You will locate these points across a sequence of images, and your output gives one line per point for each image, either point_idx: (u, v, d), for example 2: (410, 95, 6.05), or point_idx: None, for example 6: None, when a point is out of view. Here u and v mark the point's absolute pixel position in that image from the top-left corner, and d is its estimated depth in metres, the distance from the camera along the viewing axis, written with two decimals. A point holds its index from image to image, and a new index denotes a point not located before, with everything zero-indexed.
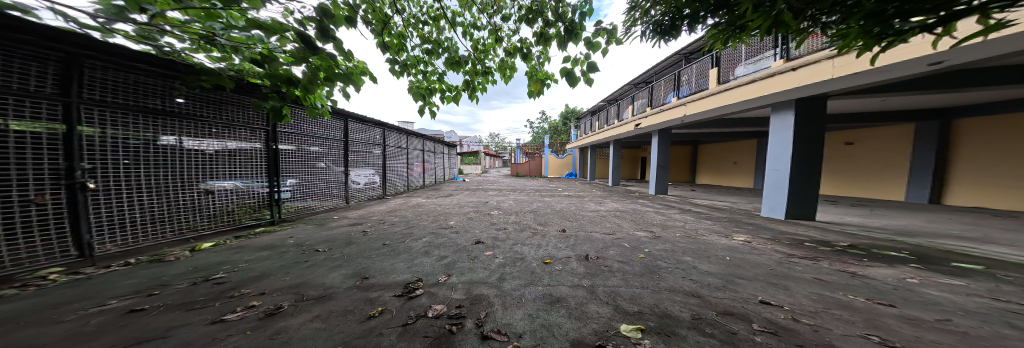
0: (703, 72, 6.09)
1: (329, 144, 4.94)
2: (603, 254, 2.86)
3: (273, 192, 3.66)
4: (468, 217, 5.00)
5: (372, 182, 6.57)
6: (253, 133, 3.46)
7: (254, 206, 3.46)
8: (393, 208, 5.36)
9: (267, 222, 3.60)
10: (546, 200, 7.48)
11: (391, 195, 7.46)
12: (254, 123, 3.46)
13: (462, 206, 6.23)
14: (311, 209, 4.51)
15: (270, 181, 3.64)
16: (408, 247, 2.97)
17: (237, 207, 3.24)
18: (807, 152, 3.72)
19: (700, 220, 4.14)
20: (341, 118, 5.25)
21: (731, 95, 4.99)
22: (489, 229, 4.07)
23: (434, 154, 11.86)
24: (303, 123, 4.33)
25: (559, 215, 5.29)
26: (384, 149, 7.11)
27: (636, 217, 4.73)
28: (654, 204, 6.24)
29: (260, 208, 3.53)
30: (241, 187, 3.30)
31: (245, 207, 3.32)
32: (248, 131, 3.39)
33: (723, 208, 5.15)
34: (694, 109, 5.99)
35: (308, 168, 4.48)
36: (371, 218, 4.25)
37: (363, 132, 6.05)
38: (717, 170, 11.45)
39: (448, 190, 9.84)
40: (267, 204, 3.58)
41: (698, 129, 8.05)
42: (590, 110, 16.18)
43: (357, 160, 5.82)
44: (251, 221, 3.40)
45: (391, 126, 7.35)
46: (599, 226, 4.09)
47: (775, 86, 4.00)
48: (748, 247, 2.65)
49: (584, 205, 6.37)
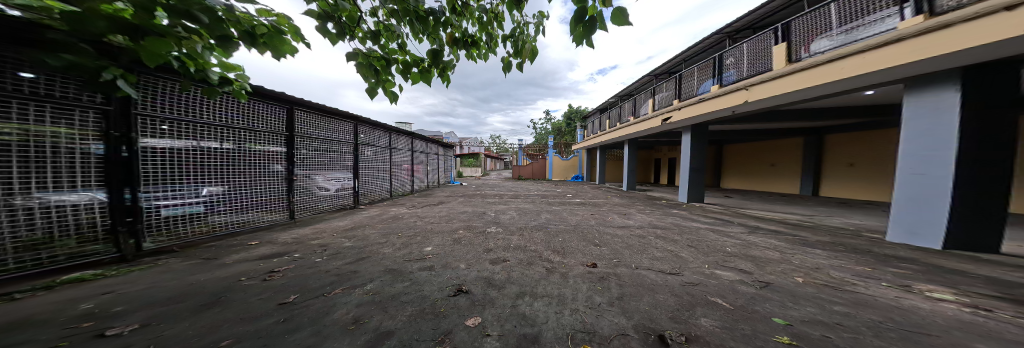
0: (759, 50, 4.84)
1: (264, 137, 3.69)
2: (692, 328, 1.48)
3: (123, 211, 2.25)
4: (455, 238, 3.64)
5: (339, 186, 5.32)
6: (97, 118, 2.13)
7: (78, 236, 2.04)
8: (357, 223, 4.03)
9: (112, 259, 2.18)
10: (556, 210, 6.09)
11: (366, 204, 6.18)
12: (76, 99, 2.04)
13: (451, 219, 4.90)
14: (224, 229, 3.15)
15: (114, 193, 2.22)
16: (327, 309, 1.62)
17: (27, 240, 1.82)
18: (992, 147, 2.40)
19: (798, 245, 2.75)
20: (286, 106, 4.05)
21: (818, 74, 3.59)
22: (480, 262, 2.71)
23: (426, 156, 10.61)
24: (214, 108, 3.09)
25: (579, 234, 3.89)
26: (358, 146, 5.90)
27: (692, 237, 3.33)
28: (698, 215, 4.82)
29: (93, 239, 2.11)
30: (45, 206, 1.89)
31: (48, 239, 1.91)
32: (62, 112, 1.97)
33: (806, 225, 3.73)
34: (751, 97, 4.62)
35: (224, 169, 3.21)
36: (309, 239, 2.93)
37: (322, 125, 4.85)
38: (747, 175, 10.01)
39: (441, 196, 8.51)
40: (107, 231, 2.17)
41: (735, 126, 6.77)
42: (601, 109, 15.04)
43: (313, 160, 4.61)
44: (79, 258, 2.03)
45: (365, 119, 6.11)
46: (647, 256, 2.70)
47: (941, 46, 2.40)
48: (1020, 332, 1.25)
49: (606, 218, 5.00)
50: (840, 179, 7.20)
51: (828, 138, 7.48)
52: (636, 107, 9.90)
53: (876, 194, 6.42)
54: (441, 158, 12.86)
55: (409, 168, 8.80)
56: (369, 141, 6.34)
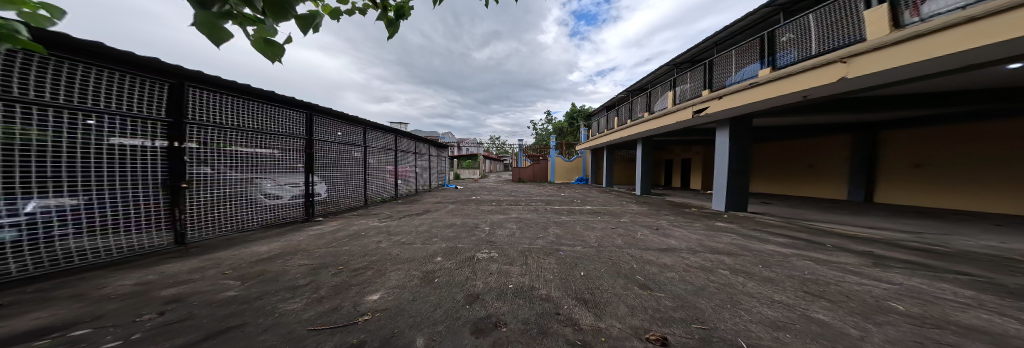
0: (836, 19, 3.75)
1: (143, 126, 2.55)
2: None
3: None
4: (424, 273, 2.43)
5: (288, 194, 4.20)
6: None
7: None
8: (292, 243, 2.84)
9: None
10: (566, 222, 4.88)
11: (325, 215, 4.96)
12: None
13: (431, 236, 3.70)
14: (33, 265, 1.92)
15: None
16: None
17: None
18: None
19: (1015, 300, 1.56)
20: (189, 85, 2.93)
21: (960, 38, 2.41)
22: (457, 331, 1.53)
23: (415, 157, 9.42)
24: (34, 76, 1.96)
25: (608, 266, 2.69)
26: (317, 143, 4.78)
27: (793, 271, 2.15)
28: (757, 231, 3.63)
29: None
30: None
31: None
32: None
33: (942, 252, 2.56)
34: (827, 79, 3.48)
35: (65, 170, 2.08)
36: (167, 287, 1.72)
37: (256, 115, 3.72)
38: (780, 177, 8.97)
39: (428, 203, 7.30)
40: None
41: (780, 120, 5.73)
42: (608, 106, 13.98)
43: (239, 159, 3.48)
44: None
45: (322, 109, 4.88)
46: (755, 320, 1.50)
47: None
48: None
49: (635, 235, 3.81)
50: (905, 182, 6.19)
51: (881, 135, 6.53)
52: (652, 101, 8.85)
53: (964, 200, 5.40)
54: (432, 159, 11.71)
55: (391, 170, 7.63)
56: (328, 137, 5.11)
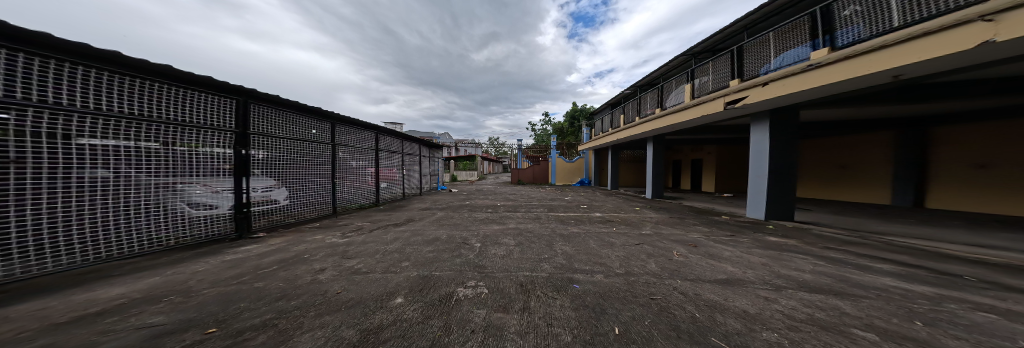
0: None
1: None
2: None
3: None
4: (362, 335, 1.47)
5: (211, 204, 3.28)
6: None
7: None
8: (179, 277, 1.88)
9: None
10: (575, 235, 3.95)
11: (270, 228, 4.02)
12: None
13: (402, 259, 2.79)
14: None
15: None
16: None
17: None
18: None
19: None
20: (13, 48, 1.96)
21: None
22: None
23: (402, 157, 8.46)
24: None
25: (654, 315, 1.76)
26: (255, 140, 3.86)
27: (1001, 342, 1.22)
28: (837, 251, 2.71)
29: None
30: None
31: None
32: None
33: None
34: (949, 48, 2.33)
35: None
36: None
37: (148, 100, 2.77)
38: (812, 180, 8.32)
39: (414, 210, 6.40)
40: None
41: (831, 114, 5.07)
42: (611, 104, 13.27)
43: (118, 159, 2.54)
44: None
45: (264, 97, 3.95)
46: None
47: None
48: None
49: (670, 256, 2.90)
50: (948, 184, 5.72)
51: (934, 131, 5.91)
52: (664, 95, 8.03)
53: (1001, 205, 5.06)
54: (425, 160, 10.94)
55: (372, 172, 6.75)
56: (274, 132, 4.16)
